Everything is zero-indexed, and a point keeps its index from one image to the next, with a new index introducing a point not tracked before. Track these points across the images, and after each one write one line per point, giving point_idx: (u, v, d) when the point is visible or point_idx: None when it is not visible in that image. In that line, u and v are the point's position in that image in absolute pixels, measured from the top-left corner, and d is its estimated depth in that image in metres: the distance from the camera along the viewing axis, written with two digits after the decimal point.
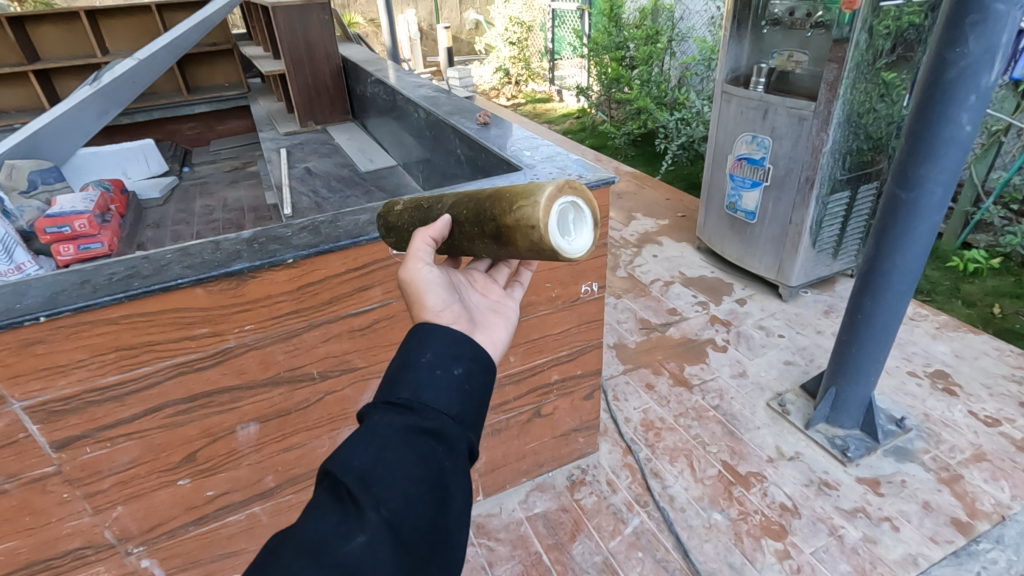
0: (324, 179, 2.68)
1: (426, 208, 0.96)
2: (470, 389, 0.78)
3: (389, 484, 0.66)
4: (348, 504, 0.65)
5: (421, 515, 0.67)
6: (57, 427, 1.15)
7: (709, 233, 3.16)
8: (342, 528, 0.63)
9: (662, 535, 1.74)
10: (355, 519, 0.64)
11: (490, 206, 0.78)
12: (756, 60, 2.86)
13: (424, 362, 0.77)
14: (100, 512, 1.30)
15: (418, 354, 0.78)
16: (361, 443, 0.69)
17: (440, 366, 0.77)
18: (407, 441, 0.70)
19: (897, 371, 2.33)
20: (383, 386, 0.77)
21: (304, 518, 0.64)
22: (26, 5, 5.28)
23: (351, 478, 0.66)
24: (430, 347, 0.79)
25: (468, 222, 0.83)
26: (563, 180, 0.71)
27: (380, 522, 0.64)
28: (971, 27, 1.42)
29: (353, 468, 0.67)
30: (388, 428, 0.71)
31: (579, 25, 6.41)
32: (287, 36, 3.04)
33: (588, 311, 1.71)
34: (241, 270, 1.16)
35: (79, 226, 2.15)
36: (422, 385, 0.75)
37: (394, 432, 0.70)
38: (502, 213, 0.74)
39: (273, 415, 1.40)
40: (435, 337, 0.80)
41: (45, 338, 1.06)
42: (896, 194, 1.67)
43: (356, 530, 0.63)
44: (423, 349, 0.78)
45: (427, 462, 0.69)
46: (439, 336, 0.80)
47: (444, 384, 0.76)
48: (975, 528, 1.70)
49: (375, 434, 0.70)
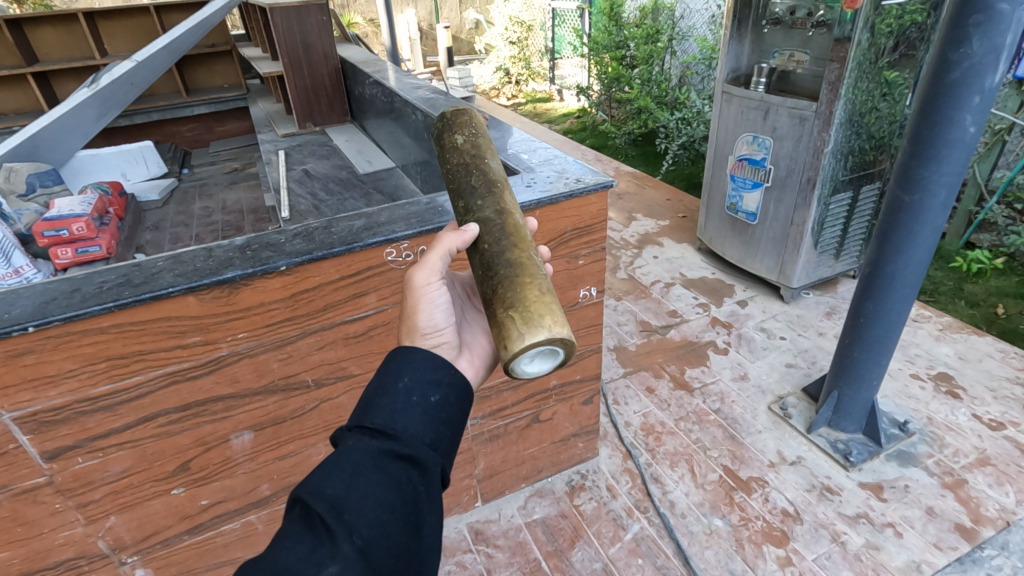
0: (322, 181, 2.66)
1: (468, 190, 0.99)
2: (447, 415, 0.79)
3: (361, 512, 0.67)
4: (320, 532, 0.66)
5: (394, 543, 0.68)
6: (48, 438, 1.14)
7: (710, 233, 3.13)
8: (314, 556, 0.63)
9: (663, 542, 1.72)
10: (326, 548, 0.64)
11: (499, 284, 0.85)
12: (757, 59, 2.83)
13: (401, 387, 0.78)
14: (94, 521, 1.28)
15: (395, 379, 0.79)
16: (334, 469, 0.69)
17: (417, 393, 0.78)
18: (381, 467, 0.71)
19: (899, 373, 2.31)
20: (359, 410, 0.78)
21: (276, 545, 0.65)
22: (25, 6, 5.28)
23: (322, 506, 0.66)
24: (408, 372, 0.80)
25: (481, 265, 0.90)
26: (559, 334, 0.78)
27: (352, 551, 0.64)
28: (975, 27, 1.40)
29: (325, 495, 0.67)
30: (362, 453, 0.71)
31: (579, 24, 6.40)
32: (284, 37, 3.02)
33: (586, 316, 1.69)
34: (234, 278, 1.15)
35: (77, 230, 2.12)
36: (397, 410, 0.76)
37: (367, 459, 0.71)
38: (506, 307, 0.81)
39: (268, 423, 1.38)
40: (413, 362, 0.82)
41: (35, 348, 1.05)
42: (898, 196, 1.64)
43: (328, 558, 0.63)
44: (400, 374, 0.79)
45: (400, 490, 0.70)
46: (418, 361, 0.82)
47: (420, 411, 0.77)
48: (980, 535, 1.68)
49: (349, 459, 0.70)
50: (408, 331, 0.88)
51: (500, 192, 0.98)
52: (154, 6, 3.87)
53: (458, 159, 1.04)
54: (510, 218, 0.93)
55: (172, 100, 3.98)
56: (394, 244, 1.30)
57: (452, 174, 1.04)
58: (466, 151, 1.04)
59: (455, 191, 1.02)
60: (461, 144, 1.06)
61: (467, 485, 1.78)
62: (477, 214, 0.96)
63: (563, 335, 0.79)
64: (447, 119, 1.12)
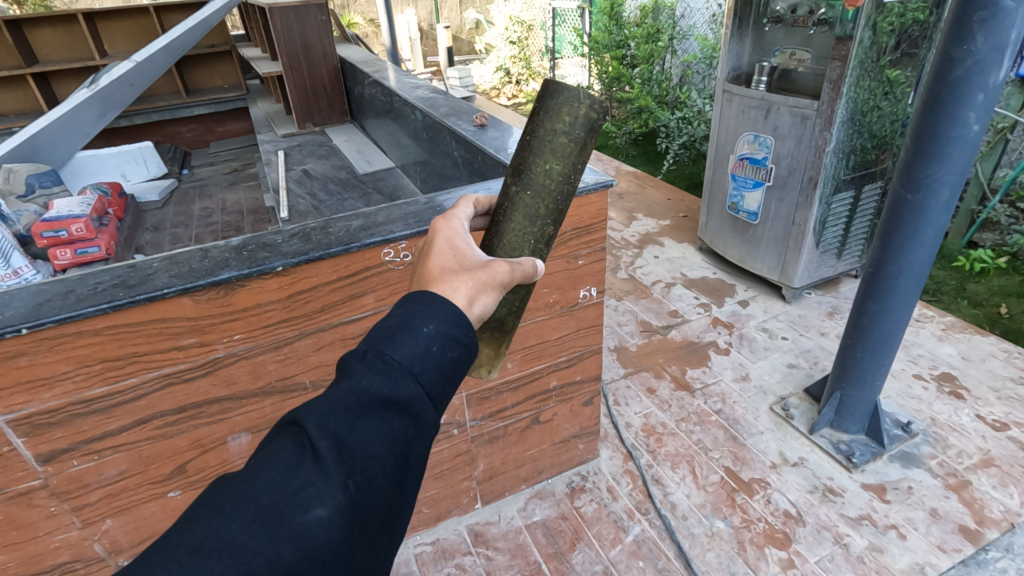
0: (321, 181, 2.65)
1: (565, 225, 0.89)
2: (459, 376, 0.66)
3: (358, 457, 0.58)
4: (310, 467, 0.56)
5: (382, 495, 0.59)
6: (43, 441, 1.13)
7: (711, 233, 3.11)
8: (302, 496, 0.54)
9: (664, 544, 1.71)
10: (316, 488, 0.55)
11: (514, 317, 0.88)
12: (758, 58, 2.82)
13: (424, 335, 0.63)
14: (89, 525, 1.27)
15: (419, 322, 0.64)
16: (337, 404, 0.58)
17: (439, 342, 0.64)
18: (388, 416, 0.60)
19: (903, 373, 2.29)
20: (373, 338, 0.64)
21: (259, 470, 0.55)
22: (25, 6, 5.28)
23: (324, 443, 0.57)
24: (435, 318, 0.64)
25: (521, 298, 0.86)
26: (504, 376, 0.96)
27: (343, 499, 0.56)
28: (979, 23, 1.38)
29: (328, 430, 0.57)
30: (368, 392, 0.59)
31: (579, 24, 6.39)
32: (284, 38, 3.01)
33: (587, 316, 1.68)
34: (229, 279, 1.14)
35: (76, 230, 2.10)
36: (415, 356, 0.62)
37: (373, 401, 0.59)
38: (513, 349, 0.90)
39: (265, 425, 1.37)
40: (444, 308, 0.66)
41: (27, 350, 1.04)
42: (901, 194, 1.63)
43: (318, 499, 0.55)
44: (427, 317, 0.64)
45: (398, 444, 0.60)
46: (447, 309, 0.66)
47: (438, 366, 0.63)
48: (984, 537, 1.66)
49: (355, 395, 0.58)
50: (469, 296, 0.69)
51: None
52: (154, 6, 3.85)
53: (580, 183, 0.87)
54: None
55: (172, 101, 3.97)
56: (392, 244, 1.29)
57: (567, 190, 0.85)
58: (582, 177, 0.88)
59: (557, 211, 0.86)
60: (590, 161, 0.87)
61: (467, 487, 1.76)
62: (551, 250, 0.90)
63: None
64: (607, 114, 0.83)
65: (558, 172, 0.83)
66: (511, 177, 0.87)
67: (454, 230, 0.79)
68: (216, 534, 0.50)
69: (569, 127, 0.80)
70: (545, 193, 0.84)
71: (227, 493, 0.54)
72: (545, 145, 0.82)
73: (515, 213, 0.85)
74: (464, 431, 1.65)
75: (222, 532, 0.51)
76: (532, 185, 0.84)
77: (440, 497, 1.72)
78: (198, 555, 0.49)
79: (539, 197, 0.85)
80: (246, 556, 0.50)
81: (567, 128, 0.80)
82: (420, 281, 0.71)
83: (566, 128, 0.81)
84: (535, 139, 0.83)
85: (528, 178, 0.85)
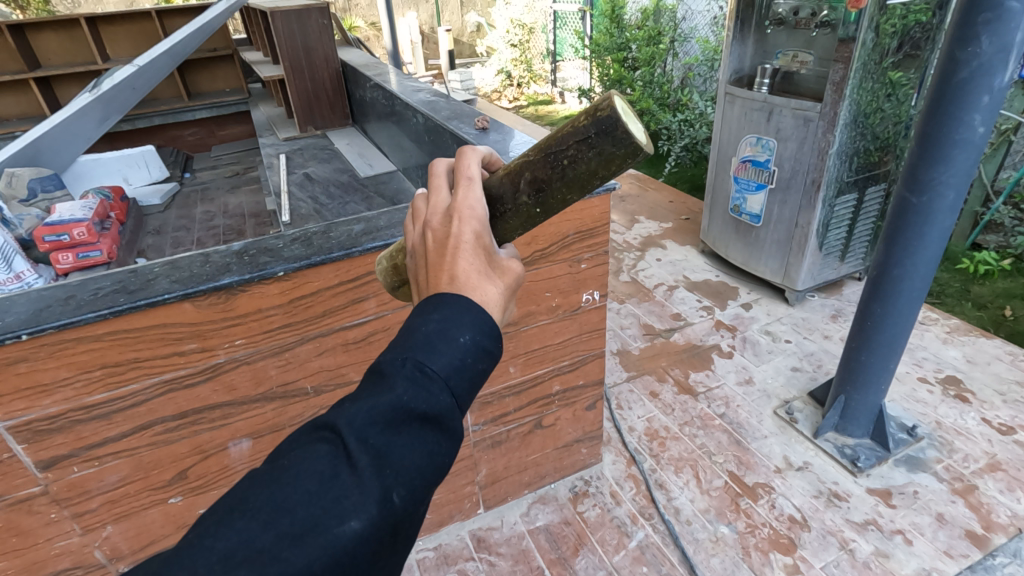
0: (323, 185, 2.65)
1: None
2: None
3: (394, 472, 0.57)
4: (346, 479, 0.55)
5: (413, 509, 0.58)
6: (42, 447, 1.12)
7: (713, 236, 3.10)
8: (337, 507, 0.54)
9: (668, 549, 1.69)
10: (351, 501, 0.55)
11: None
12: (760, 60, 2.81)
13: (461, 345, 0.61)
14: (90, 531, 1.27)
15: (455, 332, 0.61)
16: (376, 416, 0.57)
17: (473, 354, 0.62)
18: (423, 430, 0.58)
19: (907, 377, 2.28)
20: (409, 346, 0.61)
21: (291, 479, 0.55)
22: (29, 11, 5.30)
23: (362, 457, 0.56)
24: (470, 327, 0.62)
25: None
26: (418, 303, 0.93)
27: (378, 513, 0.55)
28: (983, 25, 1.37)
29: (367, 444, 0.56)
30: (401, 406, 0.57)
31: (581, 27, 6.40)
32: (285, 41, 3.01)
33: (589, 320, 1.67)
34: (231, 284, 1.13)
35: (78, 234, 2.09)
36: (452, 369, 0.60)
37: (406, 413, 0.57)
38: None
39: (267, 430, 1.36)
40: (479, 314, 0.63)
41: (28, 356, 1.03)
42: (906, 197, 1.62)
43: (352, 511, 0.54)
44: (464, 326, 0.61)
45: (431, 458, 0.59)
46: (480, 311, 0.63)
47: (471, 376, 0.62)
48: (991, 542, 1.65)
49: (392, 409, 0.57)
50: (501, 304, 0.67)
51: None
52: (156, 10, 3.86)
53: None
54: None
55: (173, 104, 3.98)
56: None
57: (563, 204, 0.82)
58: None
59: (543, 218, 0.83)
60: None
61: (468, 492, 1.75)
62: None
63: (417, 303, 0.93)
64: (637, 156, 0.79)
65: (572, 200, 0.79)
66: (522, 178, 0.76)
67: (482, 215, 0.68)
68: (245, 543, 0.51)
69: (611, 176, 0.75)
70: (549, 213, 0.79)
71: (254, 497, 0.54)
72: (579, 179, 0.75)
73: (513, 220, 0.78)
74: (466, 436, 1.64)
75: (252, 541, 0.51)
76: (545, 206, 0.77)
77: (442, 502, 1.71)
78: (229, 565, 0.50)
79: (545, 214, 0.79)
80: (276, 567, 0.51)
81: (608, 176, 0.75)
82: (455, 285, 0.64)
83: (609, 177, 0.75)
84: (572, 170, 0.74)
85: (546, 196, 0.76)
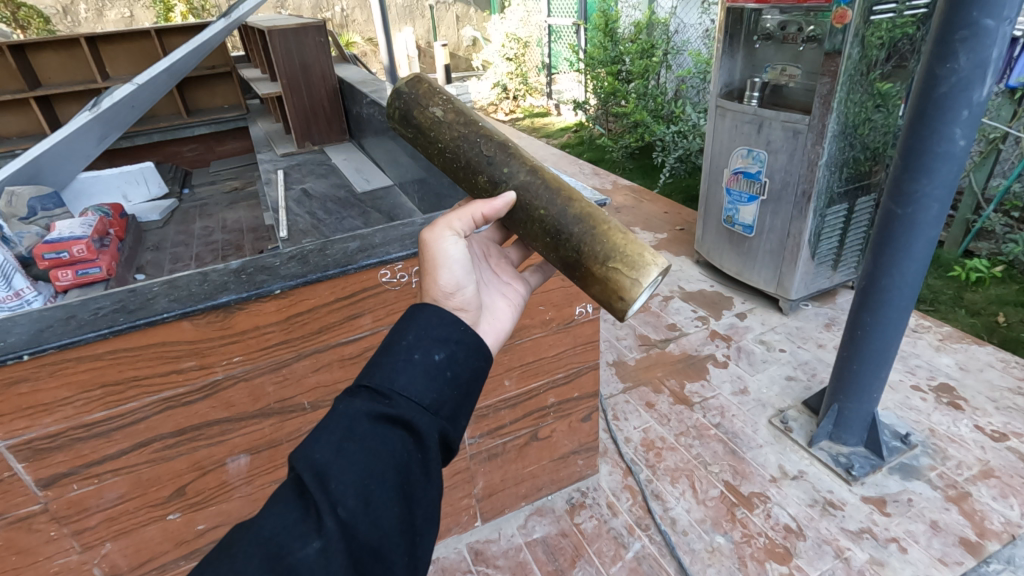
0: (320, 201, 2.67)
1: (483, 162, 0.94)
2: (450, 379, 0.72)
3: (346, 481, 0.62)
4: (306, 502, 0.62)
5: (382, 516, 0.63)
6: (43, 465, 1.13)
7: (707, 246, 3.14)
8: (297, 530, 0.59)
9: (664, 560, 1.70)
10: (311, 523, 0.60)
11: (582, 231, 0.89)
12: (750, 74, 2.86)
13: (404, 345, 0.72)
14: (89, 549, 1.28)
15: (398, 337, 0.73)
16: (326, 434, 0.65)
17: (420, 350, 0.72)
18: (376, 431, 0.66)
19: (901, 385, 2.29)
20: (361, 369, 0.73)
21: (260, 514, 0.61)
22: (30, 31, 5.34)
23: (309, 474, 0.63)
24: (412, 329, 0.74)
25: (545, 229, 0.91)
26: (658, 265, 0.86)
27: (335, 526, 0.60)
28: (961, 42, 1.41)
29: (313, 462, 0.63)
30: (346, 415, 0.66)
31: (576, 41, 6.51)
32: (283, 58, 3.07)
33: (583, 333, 1.69)
34: (228, 302, 1.15)
35: (77, 251, 2.10)
36: (396, 370, 0.70)
37: (356, 419, 0.66)
38: (595, 261, 0.88)
39: (264, 446, 1.38)
40: (420, 319, 0.75)
41: (28, 376, 1.05)
42: (891, 209, 1.65)
43: (312, 533, 0.59)
44: (404, 330, 0.73)
45: (390, 458, 0.65)
46: (423, 319, 0.75)
47: (421, 369, 0.71)
48: (985, 549, 1.66)
49: (342, 422, 0.66)
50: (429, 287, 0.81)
51: (513, 149, 0.95)
52: (155, 30, 3.92)
53: (451, 133, 0.96)
54: (546, 173, 0.93)
55: (172, 121, 4.01)
56: (388, 265, 1.30)
57: (451, 150, 0.96)
58: (455, 123, 0.97)
59: (468, 170, 0.96)
60: (439, 116, 0.97)
61: (466, 505, 1.76)
62: (508, 182, 0.93)
63: (663, 264, 0.87)
64: (401, 95, 1.01)
65: (436, 160, 1.01)
66: None
67: None
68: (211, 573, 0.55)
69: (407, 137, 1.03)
70: (454, 171, 0.98)
71: None
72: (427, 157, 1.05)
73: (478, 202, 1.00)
74: (462, 450, 1.65)
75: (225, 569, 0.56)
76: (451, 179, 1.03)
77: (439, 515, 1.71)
78: None
79: (458, 179, 1.00)
80: None
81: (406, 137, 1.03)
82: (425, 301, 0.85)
83: (411, 138, 1.02)
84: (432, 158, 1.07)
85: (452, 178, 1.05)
